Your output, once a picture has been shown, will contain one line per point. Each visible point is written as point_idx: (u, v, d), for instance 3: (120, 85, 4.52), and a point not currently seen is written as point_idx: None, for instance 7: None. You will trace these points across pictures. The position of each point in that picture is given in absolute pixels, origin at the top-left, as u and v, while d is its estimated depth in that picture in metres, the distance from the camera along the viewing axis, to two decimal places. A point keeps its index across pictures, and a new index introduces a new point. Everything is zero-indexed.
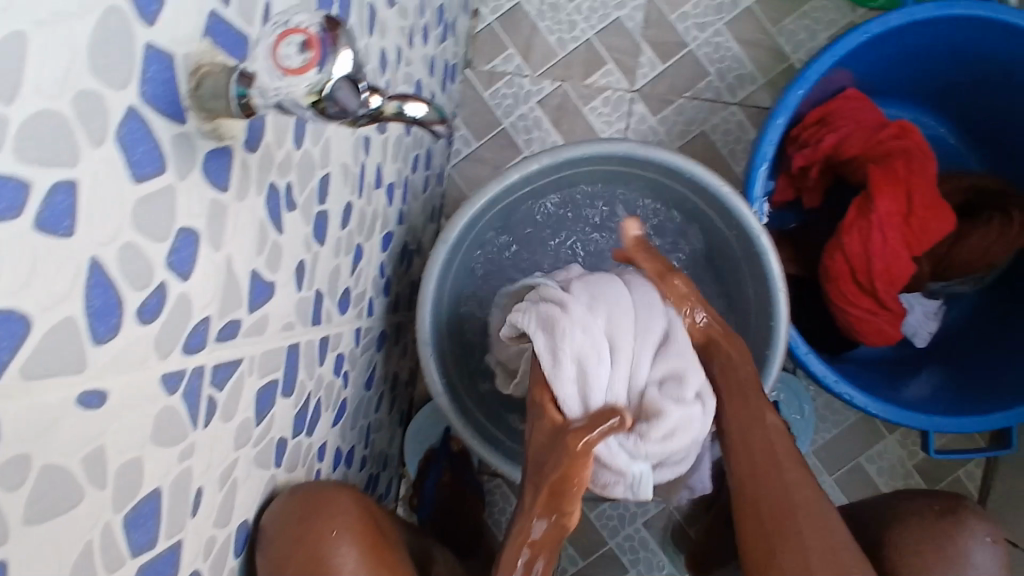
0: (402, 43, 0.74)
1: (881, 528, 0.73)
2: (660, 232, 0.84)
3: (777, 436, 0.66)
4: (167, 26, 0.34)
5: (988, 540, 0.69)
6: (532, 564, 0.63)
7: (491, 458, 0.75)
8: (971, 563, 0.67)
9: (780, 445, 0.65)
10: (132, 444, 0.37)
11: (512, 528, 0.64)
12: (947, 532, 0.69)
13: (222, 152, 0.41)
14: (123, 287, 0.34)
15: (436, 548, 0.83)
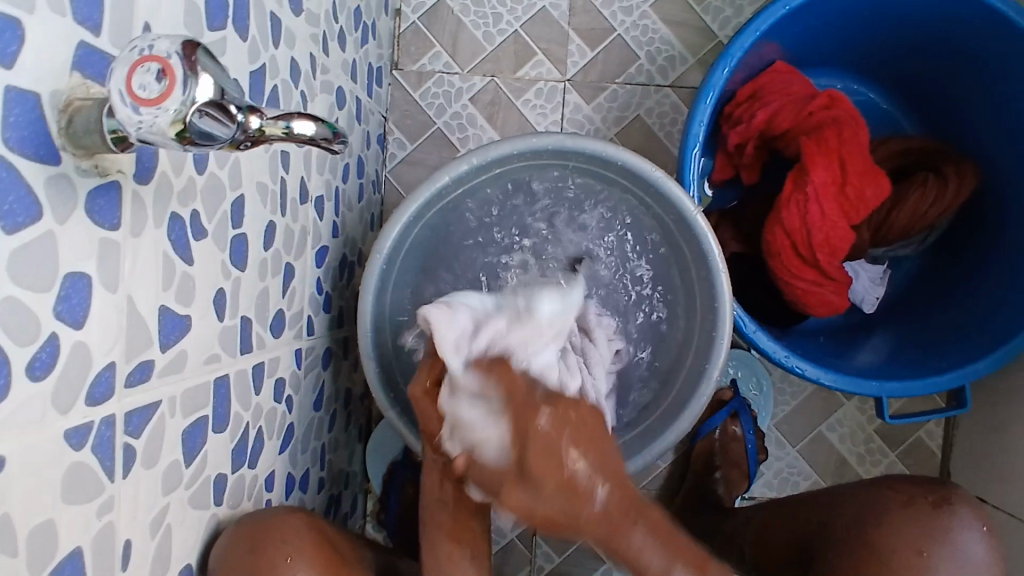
0: (315, 51, 0.71)
1: (872, 523, 0.70)
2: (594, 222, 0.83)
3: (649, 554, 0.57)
4: (26, 60, 0.31)
5: (981, 528, 0.68)
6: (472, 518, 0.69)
7: None
8: (966, 553, 0.66)
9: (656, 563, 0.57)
10: (39, 509, 0.34)
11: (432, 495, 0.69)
12: (943, 524, 0.67)
13: (108, 188, 0.38)
14: (7, 344, 0.31)
15: (406, 564, 0.81)
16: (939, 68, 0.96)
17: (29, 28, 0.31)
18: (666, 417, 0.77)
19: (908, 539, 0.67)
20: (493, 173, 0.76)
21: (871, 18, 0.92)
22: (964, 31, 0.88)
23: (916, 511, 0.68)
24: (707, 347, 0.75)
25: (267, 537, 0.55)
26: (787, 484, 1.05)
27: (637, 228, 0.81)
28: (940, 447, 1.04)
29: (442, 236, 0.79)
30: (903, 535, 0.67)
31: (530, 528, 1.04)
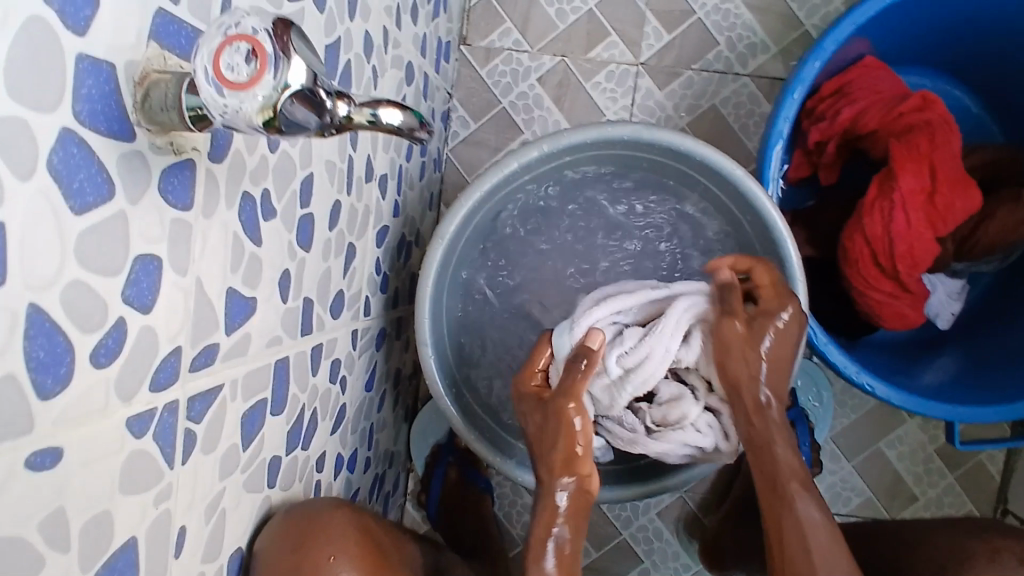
0: (388, 25, 0.68)
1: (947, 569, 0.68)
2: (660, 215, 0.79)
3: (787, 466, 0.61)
4: (100, 26, 0.29)
5: None
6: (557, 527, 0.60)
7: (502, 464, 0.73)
8: None
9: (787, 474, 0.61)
10: (96, 498, 0.34)
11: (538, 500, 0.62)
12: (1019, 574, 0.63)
13: (183, 167, 0.37)
14: (71, 332, 0.30)
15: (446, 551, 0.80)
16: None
17: None
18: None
19: None
20: (563, 161, 0.73)
21: (973, 16, 0.85)
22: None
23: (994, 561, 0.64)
24: None
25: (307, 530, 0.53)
26: (839, 499, 1.01)
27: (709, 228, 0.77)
28: (1001, 473, 0.99)
29: (503, 222, 0.76)
30: None
31: None
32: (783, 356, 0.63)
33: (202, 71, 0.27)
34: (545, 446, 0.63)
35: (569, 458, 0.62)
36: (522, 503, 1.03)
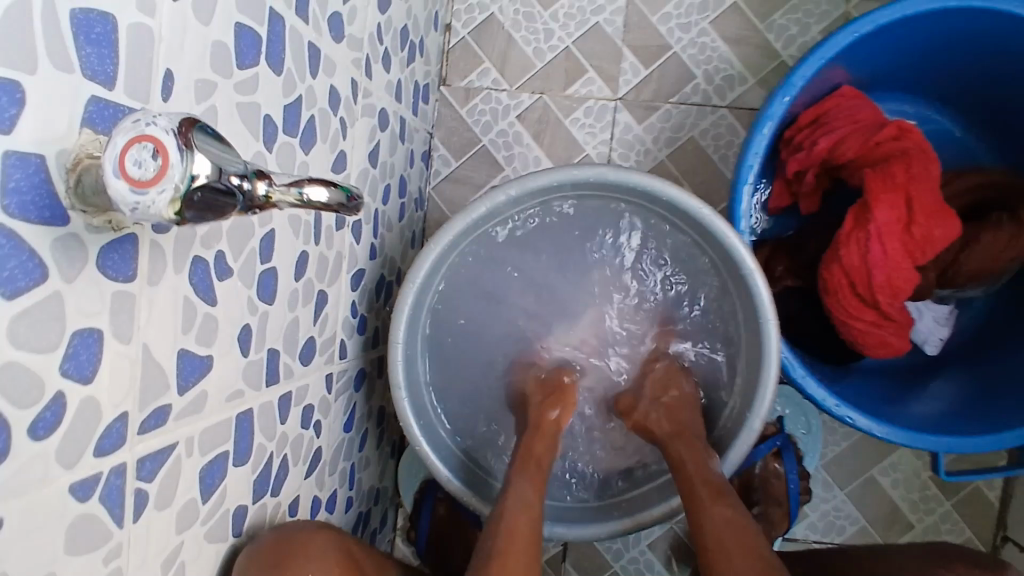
0: (357, 76, 0.71)
1: None
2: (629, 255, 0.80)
3: (702, 470, 0.68)
4: (27, 122, 0.31)
5: None
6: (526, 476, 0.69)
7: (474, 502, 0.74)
8: None
9: (699, 477, 0.67)
10: (39, 564, 0.35)
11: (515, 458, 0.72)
12: None
13: (125, 242, 0.38)
14: (6, 410, 0.32)
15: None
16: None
17: (32, 92, 0.31)
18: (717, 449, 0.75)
19: None
20: (533, 203, 0.74)
21: (953, 38, 0.83)
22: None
23: None
24: (752, 393, 0.72)
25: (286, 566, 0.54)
26: (833, 528, 0.99)
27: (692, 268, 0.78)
28: (1000, 500, 0.97)
29: (480, 264, 0.77)
30: None
31: (559, 554, 1.03)
32: (674, 397, 0.76)
33: (110, 175, 0.28)
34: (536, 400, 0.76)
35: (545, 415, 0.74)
36: None
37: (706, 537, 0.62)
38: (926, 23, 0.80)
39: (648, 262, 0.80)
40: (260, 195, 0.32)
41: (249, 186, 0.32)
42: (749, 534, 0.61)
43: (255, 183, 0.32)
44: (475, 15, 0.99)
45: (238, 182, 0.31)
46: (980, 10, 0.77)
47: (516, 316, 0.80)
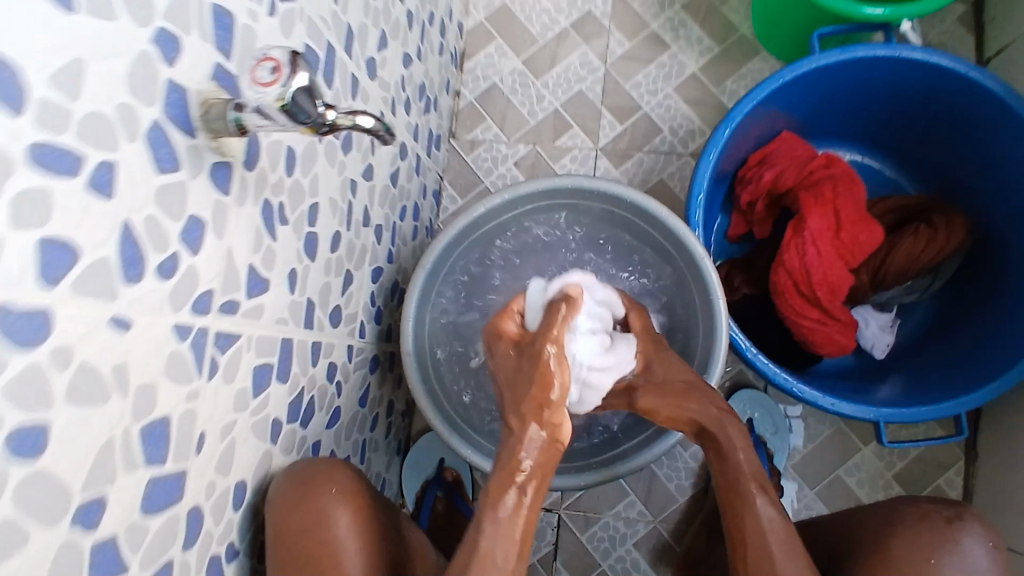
0: (385, 110, 0.90)
1: (888, 535, 0.79)
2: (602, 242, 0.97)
3: (745, 467, 0.78)
4: (180, 64, 0.48)
5: (988, 544, 0.76)
6: (525, 489, 0.67)
7: (469, 455, 0.84)
8: (970, 559, 0.74)
9: (744, 474, 0.78)
10: (148, 372, 0.48)
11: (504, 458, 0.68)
12: (949, 537, 0.75)
13: (225, 166, 0.55)
14: (146, 247, 0.47)
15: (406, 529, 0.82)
16: (949, 127, 0.97)
17: (185, 46, 0.48)
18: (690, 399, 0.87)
19: (919, 550, 0.75)
20: (522, 209, 0.92)
21: (867, 88, 0.97)
22: (960, 90, 0.90)
23: (931, 525, 0.77)
24: (708, 359, 0.86)
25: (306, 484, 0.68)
26: None
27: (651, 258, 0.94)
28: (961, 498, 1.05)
29: (482, 257, 0.95)
30: (914, 546, 0.76)
31: (551, 553, 1.10)
32: (681, 383, 0.82)
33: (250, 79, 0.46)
34: (528, 389, 0.71)
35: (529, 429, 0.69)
36: None
37: (752, 537, 0.74)
38: (843, 74, 0.94)
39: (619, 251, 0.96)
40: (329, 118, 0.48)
41: (324, 109, 0.48)
42: (788, 534, 0.74)
43: (327, 108, 0.48)
44: (481, 83, 1.21)
45: (320, 105, 0.47)
46: (887, 59, 0.91)
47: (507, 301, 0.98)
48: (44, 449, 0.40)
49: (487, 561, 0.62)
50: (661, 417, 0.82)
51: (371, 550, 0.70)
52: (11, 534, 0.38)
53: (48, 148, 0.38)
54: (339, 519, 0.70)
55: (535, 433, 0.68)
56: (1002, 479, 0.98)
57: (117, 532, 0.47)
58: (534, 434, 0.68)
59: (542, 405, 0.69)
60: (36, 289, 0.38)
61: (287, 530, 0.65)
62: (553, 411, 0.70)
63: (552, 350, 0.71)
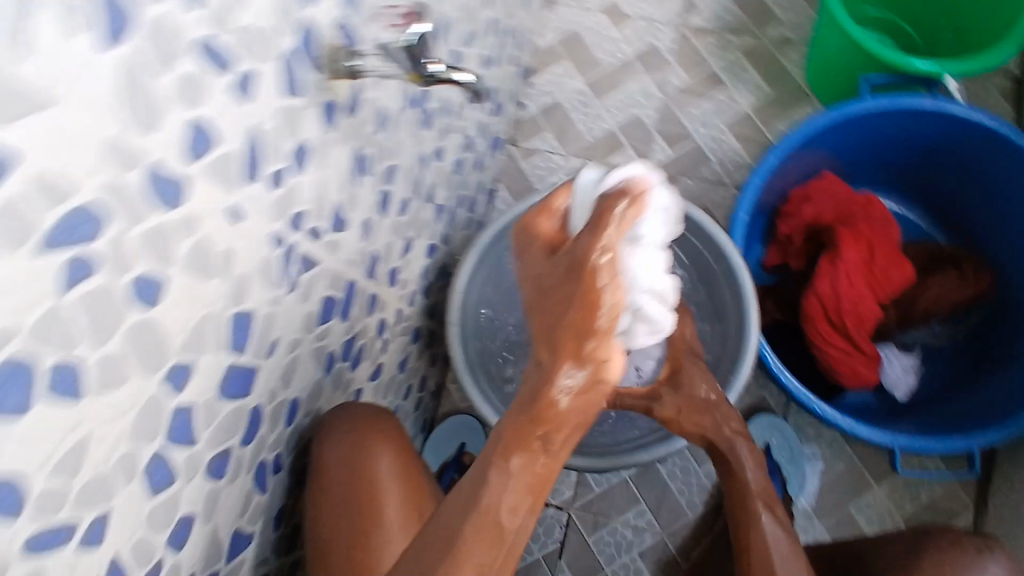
0: (461, 100, 0.98)
1: (918, 551, 0.83)
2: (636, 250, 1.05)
3: (753, 483, 0.84)
4: (322, 6, 0.55)
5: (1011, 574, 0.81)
6: (549, 437, 0.60)
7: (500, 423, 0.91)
8: None
9: (752, 489, 0.84)
10: (247, 266, 0.54)
11: (533, 390, 0.59)
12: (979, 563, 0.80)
13: (334, 107, 0.62)
14: (266, 155, 0.53)
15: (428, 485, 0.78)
16: (977, 185, 1.02)
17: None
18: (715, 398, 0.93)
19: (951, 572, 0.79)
20: None
21: (906, 138, 1.03)
22: (991, 146, 0.96)
23: (963, 552, 0.81)
24: (737, 358, 0.93)
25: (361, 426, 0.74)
26: None
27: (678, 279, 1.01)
28: None
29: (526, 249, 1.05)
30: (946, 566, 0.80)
31: (556, 551, 1.12)
32: (702, 397, 0.88)
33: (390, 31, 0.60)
34: (571, 318, 0.54)
35: (564, 376, 0.57)
36: None
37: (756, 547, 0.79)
38: (887, 120, 1.00)
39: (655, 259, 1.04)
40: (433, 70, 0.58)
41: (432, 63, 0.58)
42: (791, 547, 0.78)
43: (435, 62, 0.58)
44: (545, 98, 1.29)
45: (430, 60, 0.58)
46: (929, 111, 0.96)
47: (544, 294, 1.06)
48: (158, 304, 0.45)
49: (490, 512, 0.58)
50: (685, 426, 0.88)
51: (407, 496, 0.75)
52: (115, 369, 0.43)
53: (212, 44, 0.44)
54: (377, 463, 0.75)
55: (576, 379, 0.57)
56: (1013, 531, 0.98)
57: (195, 403, 0.51)
58: (568, 381, 0.57)
59: (586, 332, 0.54)
60: (179, 160, 0.44)
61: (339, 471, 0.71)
62: (598, 341, 0.55)
63: (600, 257, 0.51)
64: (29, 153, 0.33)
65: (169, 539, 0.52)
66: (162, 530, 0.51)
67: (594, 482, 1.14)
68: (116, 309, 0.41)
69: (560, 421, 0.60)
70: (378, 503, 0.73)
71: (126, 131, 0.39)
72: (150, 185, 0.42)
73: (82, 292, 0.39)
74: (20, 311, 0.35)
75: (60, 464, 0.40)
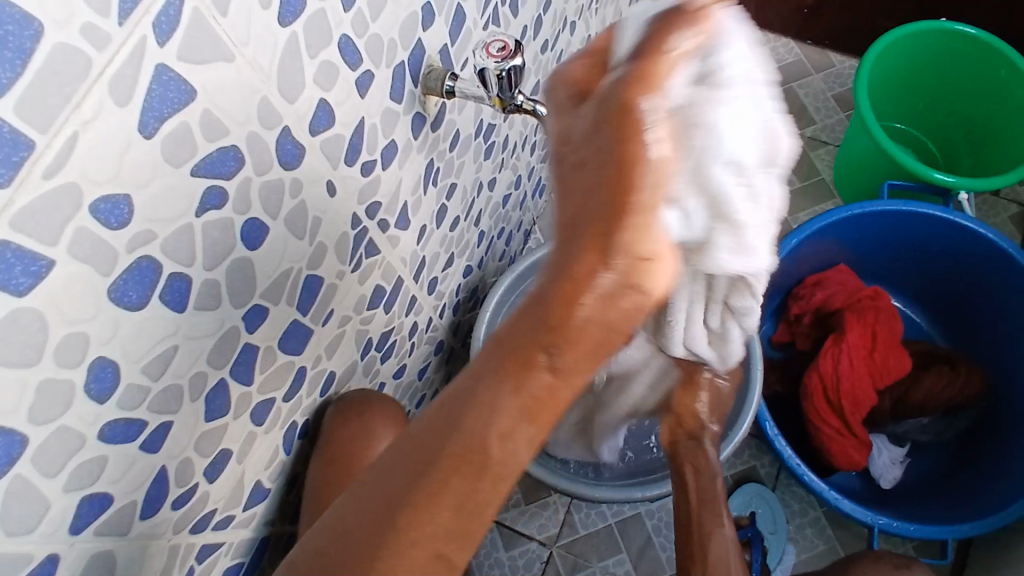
0: (519, 141, 1.07)
1: None
2: None
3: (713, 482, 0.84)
4: (431, 31, 0.64)
5: None
6: (556, 356, 0.39)
7: None
8: None
9: (711, 488, 0.83)
10: (328, 236, 0.60)
11: (548, 282, 0.38)
12: None
13: (421, 117, 0.70)
14: (364, 145, 0.61)
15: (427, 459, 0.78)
16: (979, 295, 1.09)
17: (436, 21, 0.65)
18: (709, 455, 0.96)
19: None
20: None
21: (919, 242, 1.11)
22: (996, 259, 1.03)
23: None
24: (736, 418, 0.97)
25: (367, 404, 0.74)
26: None
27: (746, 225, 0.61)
28: None
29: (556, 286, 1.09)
30: None
31: None
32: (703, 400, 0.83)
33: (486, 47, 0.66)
34: (606, 173, 0.35)
35: (585, 272, 0.37)
36: (495, 559, 1.15)
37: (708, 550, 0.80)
38: (902, 222, 1.08)
39: None
40: (519, 102, 0.67)
41: (519, 95, 0.66)
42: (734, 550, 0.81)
43: (522, 96, 0.66)
44: None
45: (518, 91, 0.66)
46: (941, 219, 1.05)
47: None
48: (257, 249, 0.51)
49: (472, 441, 0.41)
50: (688, 414, 0.84)
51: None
52: (213, 294, 0.48)
53: (350, 42, 0.53)
54: (379, 447, 0.75)
55: (607, 281, 0.37)
56: None
57: (261, 344, 0.56)
58: (601, 284, 0.37)
59: (620, 202, 0.35)
60: (304, 131, 0.52)
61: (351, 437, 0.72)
62: (642, 215, 0.36)
63: (650, 108, 0.35)
64: (204, 94, 0.41)
65: (207, 469, 0.55)
66: (203, 459, 0.54)
67: (580, 523, 1.16)
68: (230, 240, 0.48)
69: (574, 336, 0.39)
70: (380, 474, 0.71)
71: (272, 97, 0.47)
72: (277, 145, 0.49)
73: (209, 218, 0.45)
74: (165, 219, 0.42)
75: (153, 362, 0.45)
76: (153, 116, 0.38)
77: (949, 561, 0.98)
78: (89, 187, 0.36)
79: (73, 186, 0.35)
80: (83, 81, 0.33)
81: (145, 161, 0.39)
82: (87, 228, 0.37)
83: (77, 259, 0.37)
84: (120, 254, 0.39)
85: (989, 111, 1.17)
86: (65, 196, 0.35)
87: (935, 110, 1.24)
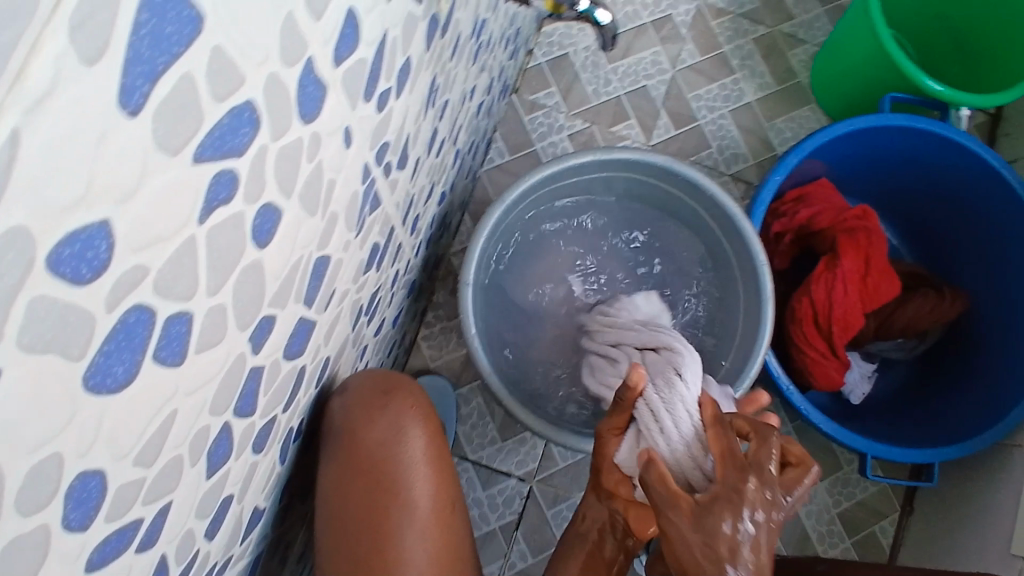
0: (498, 35, 0.88)
1: None
2: (658, 223, 0.97)
3: None
4: None
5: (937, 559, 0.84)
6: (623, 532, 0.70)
7: (507, 399, 0.80)
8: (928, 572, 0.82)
9: None
10: (340, 202, 0.43)
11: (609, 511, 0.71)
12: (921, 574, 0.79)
13: (434, 22, 0.51)
14: (383, 69, 0.43)
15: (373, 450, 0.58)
16: (962, 212, 1.06)
17: None
18: (729, 376, 0.86)
19: None
20: (584, 177, 0.91)
21: (910, 160, 1.05)
22: (986, 183, 1.00)
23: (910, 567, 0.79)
24: (742, 368, 0.84)
25: (386, 394, 0.61)
26: None
27: (666, 219, 0.97)
28: (891, 546, 1.07)
29: (560, 209, 0.95)
30: None
31: (514, 522, 1.08)
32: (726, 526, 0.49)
33: None
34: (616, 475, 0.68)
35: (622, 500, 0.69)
36: (471, 498, 1.08)
37: None
38: (901, 136, 1.02)
39: (677, 238, 0.97)
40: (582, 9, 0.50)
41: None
42: None
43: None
44: (554, 50, 1.22)
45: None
46: (940, 136, 0.99)
47: (583, 258, 0.99)
48: (267, 244, 0.34)
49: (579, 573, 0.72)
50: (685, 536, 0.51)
51: (443, 487, 0.61)
52: (218, 324, 0.32)
53: None
54: (412, 438, 0.60)
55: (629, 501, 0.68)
56: (936, 517, 1.03)
57: (266, 362, 0.41)
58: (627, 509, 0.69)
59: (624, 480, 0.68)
60: (328, 62, 0.34)
61: (361, 451, 0.58)
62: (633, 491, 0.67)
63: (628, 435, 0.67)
64: (216, 20, 0.23)
65: (208, 528, 0.42)
66: (204, 521, 0.40)
67: (559, 456, 1.10)
68: (240, 243, 0.31)
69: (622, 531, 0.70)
70: (405, 486, 0.58)
71: (299, 12, 0.29)
72: (299, 88, 0.32)
73: (216, 220, 0.28)
74: (161, 240, 0.25)
75: (149, 445, 0.30)
76: (139, 72, 0.21)
77: (931, 481, 1.01)
78: (45, 229, 0.19)
79: (15, 234, 0.19)
80: (9, 21, 0.16)
81: (130, 159, 0.22)
82: (48, 296, 0.21)
83: (37, 351, 0.21)
84: (98, 318, 0.23)
85: (1018, 68, 1.05)
86: (4, 250, 0.18)
87: (920, 13, 1.12)
